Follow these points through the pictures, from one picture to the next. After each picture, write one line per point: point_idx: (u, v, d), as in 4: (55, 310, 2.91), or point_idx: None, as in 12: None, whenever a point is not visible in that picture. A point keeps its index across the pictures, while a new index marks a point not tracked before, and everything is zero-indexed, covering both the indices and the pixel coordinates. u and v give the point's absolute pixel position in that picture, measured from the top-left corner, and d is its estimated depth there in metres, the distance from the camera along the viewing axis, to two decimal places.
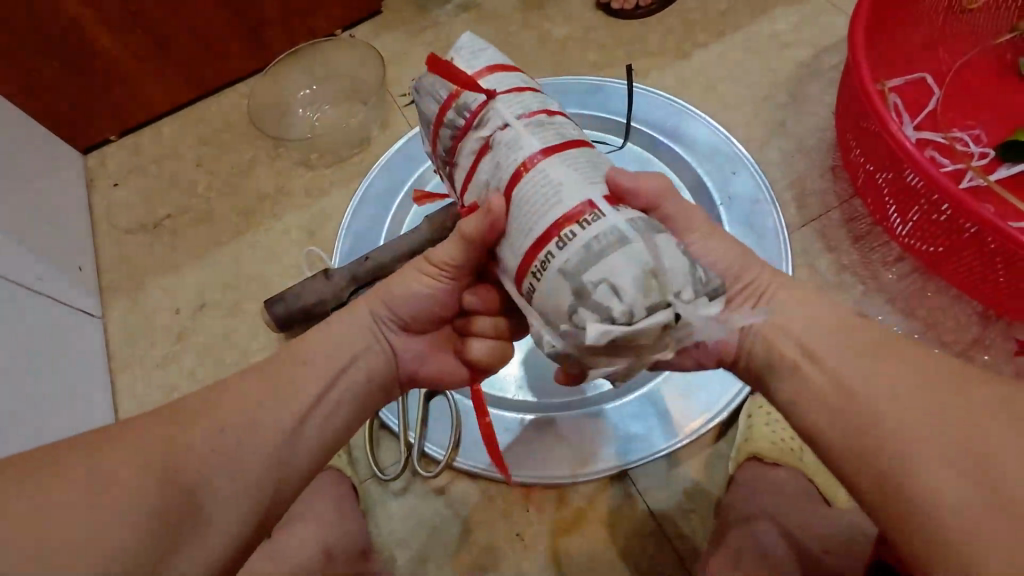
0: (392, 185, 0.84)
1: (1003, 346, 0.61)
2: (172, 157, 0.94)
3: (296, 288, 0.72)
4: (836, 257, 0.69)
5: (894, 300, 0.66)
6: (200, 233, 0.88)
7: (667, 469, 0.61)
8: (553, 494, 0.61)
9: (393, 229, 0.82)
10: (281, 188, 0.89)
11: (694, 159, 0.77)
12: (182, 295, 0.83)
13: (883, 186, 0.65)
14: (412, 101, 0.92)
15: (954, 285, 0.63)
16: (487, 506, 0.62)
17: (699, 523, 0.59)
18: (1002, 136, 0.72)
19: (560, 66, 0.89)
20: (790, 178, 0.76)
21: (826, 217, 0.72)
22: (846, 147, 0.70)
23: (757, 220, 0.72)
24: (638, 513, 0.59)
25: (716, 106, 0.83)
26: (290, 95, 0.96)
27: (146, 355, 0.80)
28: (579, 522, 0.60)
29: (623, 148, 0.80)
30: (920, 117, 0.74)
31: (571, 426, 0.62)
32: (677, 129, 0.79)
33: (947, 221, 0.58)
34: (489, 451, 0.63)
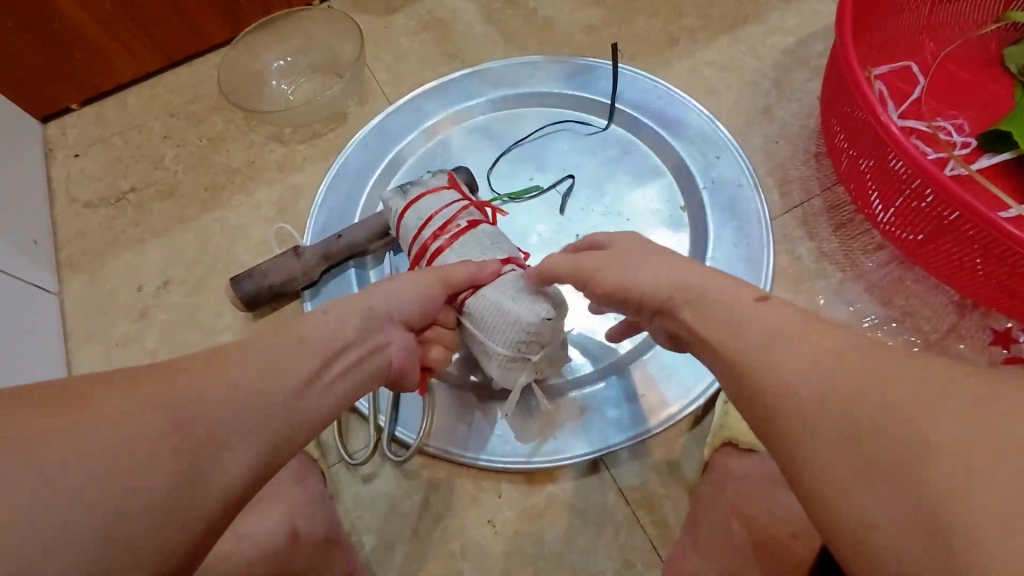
0: (368, 162, 0.81)
1: (979, 336, 0.61)
2: (138, 128, 0.89)
3: (264, 264, 0.69)
4: (818, 246, 0.69)
5: (872, 288, 0.65)
6: (165, 206, 0.84)
7: (642, 456, 0.60)
8: (526, 479, 0.60)
9: (369, 207, 0.80)
10: (252, 163, 0.85)
11: (677, 143, 0.76)
12: (144, 271, 0.80)
13: (866, 173, 0.64)
14: (390, 76, 0.89)
15: (933, 274, 0.62)
16: (459, 491, 0.60)
17: (673, 510, 0.58)
18: (984, 127, 0.72)
19: (546, 45, 0.87)
20: (774, 164, 0.75)
21: (808, 204, 0.71)
22: (830, 133, 0.69)
23: (740, 205, 0.71)
24: (612, 499, 0.58)
25: (700, 90, 0.81)
26: (264, 67, 0.92)
27: (106, 334, 0.77)
28: (551, 509, 0.59)
29: (607, 129, 0.79)
30: (904, 105, 0.74)
31: (547, 412, 0.61)
32: (663, 112, 0.78)
33: (929, 208, 0.58)
34: (462, 435, 0.61)
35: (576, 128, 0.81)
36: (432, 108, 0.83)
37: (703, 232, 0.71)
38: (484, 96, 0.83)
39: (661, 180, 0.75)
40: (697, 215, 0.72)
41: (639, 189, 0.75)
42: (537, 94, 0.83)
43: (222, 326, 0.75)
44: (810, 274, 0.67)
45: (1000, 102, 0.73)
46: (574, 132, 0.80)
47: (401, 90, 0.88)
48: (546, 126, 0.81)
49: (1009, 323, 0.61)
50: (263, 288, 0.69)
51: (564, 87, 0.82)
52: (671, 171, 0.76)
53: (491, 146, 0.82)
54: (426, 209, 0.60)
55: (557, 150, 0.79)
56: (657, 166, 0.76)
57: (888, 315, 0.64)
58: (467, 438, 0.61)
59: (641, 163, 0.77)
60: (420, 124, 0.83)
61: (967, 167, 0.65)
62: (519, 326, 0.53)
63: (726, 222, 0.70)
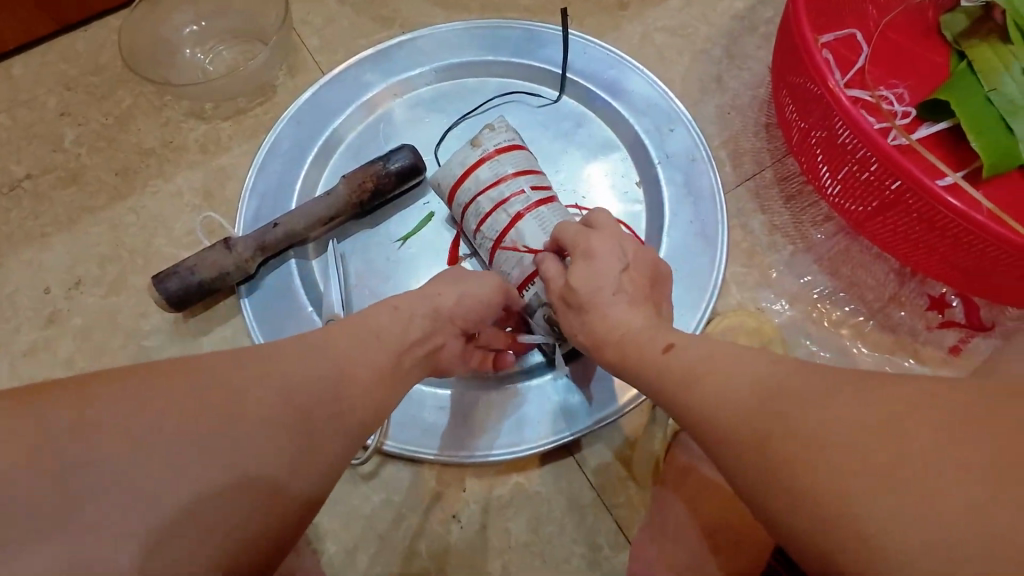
0: (302, 140, 0.74)
1: (917, 302, 0.64)
2: (29, 105, 0.78)
3: (190, 260, 0.63)
4: (769, 219, 0.69)
5: (820, 259, 0.67)
6: (68, 196, 0.74)
7: (605, 440, 0.59)
8: (489, 471, 0.59)
9: (306, 190, 0.74)
10: (170, 143, 0.76)
11: (630, 115, 0.73)
12: (50, 270, 0.71)
13: (815, 144, 0.64)
14: (322, 43, 0.81)
15: (876, 244, 0.64)
16: (420, 490, 0.58)
17: (635, 490, 0.58)
18: (922, 97, 0.73)
19: (491, 8, 0.81)
20: (726, 136, 0.74)
21: (759, 176, 0.71)
22: (781, 105, 0.68)
23: (693, 178, 0.70)
24: (575, 484, 0.58)
25: (653, 59, 0.79)
26: (174, 31, 0.82)
27: (10, 344, 0.68)
28: (516, 499, 0.58)
29: (560, 101, 0.76)
30: (850, 75, 0.74)
31: (508, 402, 0.60)
32: (616, 81, 0.75)
33: (874, 179, 0.58)
34: (424, 431, 0.59)
35: (526, 99, 0.77)
36: (372, 78, 0.77)
37: (659, 208, 0.69)
38: (428, 65, 0.77)
39: (615, 154, 0.73)
40: (652, 190, 0.71)
41: (594, 164, 0.73)
42: (483, 63, 0.78)
43: (147, 328, 0.68)
44: (762, 248, 0.68)
45: (938, 71, 0.74)
46: (524, 105, 0.76)
47: (335, 59, 0.81)
48: (494, 98, 0.77)
49: (942, 289, 0.63)
50: (191, 286, 0.63)
51: (511, 55, 0.77)
52: (625, 144, 0.74)
53: (437, 120, 0.76)
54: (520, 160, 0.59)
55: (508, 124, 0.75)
56: (611, 140, 0.74)
57: (835, 286, 0.65)
58: (429, 434, 0.59)
59: (594, 136, 0.74)
60: (358, 96, 0.76)
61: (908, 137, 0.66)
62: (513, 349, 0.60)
63: (680, 195, 0.69)
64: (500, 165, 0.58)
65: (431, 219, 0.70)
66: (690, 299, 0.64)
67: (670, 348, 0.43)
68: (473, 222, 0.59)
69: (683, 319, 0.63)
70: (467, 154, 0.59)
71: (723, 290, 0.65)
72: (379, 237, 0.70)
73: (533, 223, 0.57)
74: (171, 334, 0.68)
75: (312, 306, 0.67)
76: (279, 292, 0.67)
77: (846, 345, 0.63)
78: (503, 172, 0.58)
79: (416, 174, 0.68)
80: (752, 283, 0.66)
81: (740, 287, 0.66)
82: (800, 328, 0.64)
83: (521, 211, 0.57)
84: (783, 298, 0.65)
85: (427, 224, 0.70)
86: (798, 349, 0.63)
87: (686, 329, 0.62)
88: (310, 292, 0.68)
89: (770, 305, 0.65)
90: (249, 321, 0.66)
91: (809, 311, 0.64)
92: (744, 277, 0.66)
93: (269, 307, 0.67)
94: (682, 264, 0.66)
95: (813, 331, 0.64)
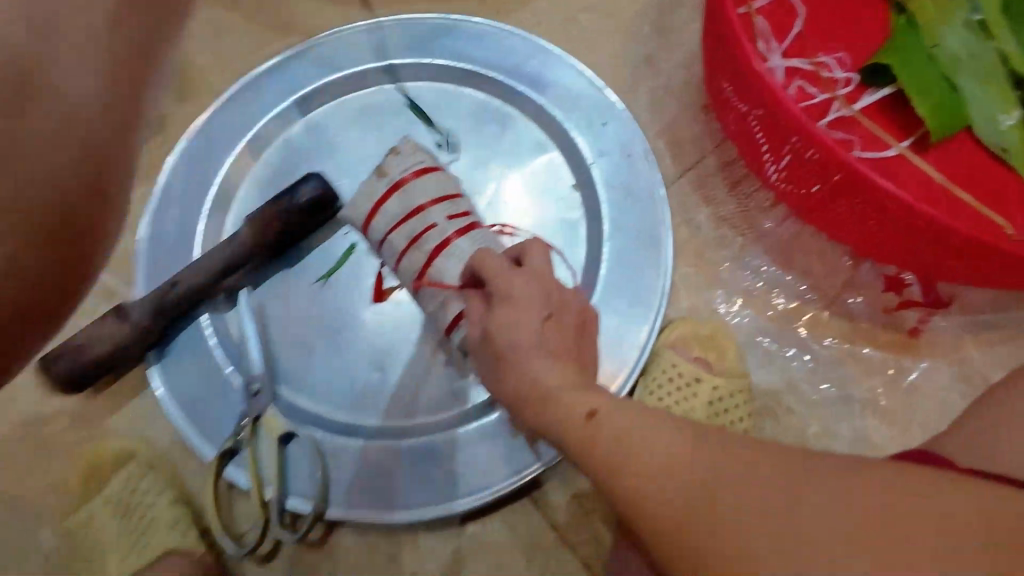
0: (199, 177, 0.67)
1: (874, 285, 0.60)
2: None
3: (81, 334, 0.56)
4: (714, 211, 0.65)
5: (772, 249, 0.63)
6: None
7: (563, 475, 0.55)
8: (439, 525, 0.54)
9: (213, 235, 0.66)
10: None
11: (558, 111, 0.67)
12: None
13: (755, 127, 0.59)
14: (212, 62, 0.72)
15: (824, 231, 0.61)
16: (371, 555, 0.54)
17: (600, 525, 0.54)
18: (864, 60, 0.68)
19: (396, 4, 0.73)
20: (663, 125, 0.69)
21: (701, 165, 0.66)
22: (718, 88, 0.63)
23: (631, 174, 0.64)
24: (534, 527, 0.54)
25: (578, 45, 0.72)
26: None
27: None
28: (473, 551, 0.54)
29: (482, 103, 0.69)
30: (787, 42, 0.69)
31: (451, 450, 0.55)
32: (539, 75, 0.69)
33: (816, 158, 0.54)
34: (366, 492, 0.54)
35: (445, 104, 0.70)
36: (269, 98, 0.69)
37: (598, 211, 0.64)
38: (331, 77, 0.69)
39: (547, 156, 0.67)
40: (589, 191, 0.65)
41: (525, 170, 0.67)
42: (393, 68, 0.70)
43: None
44: (710, 244, 0.63)
45: (880, 28, 0.69)
46: (443, 111, 0.69)
47: (229, 79, 0.72)
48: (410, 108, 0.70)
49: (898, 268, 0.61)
50: (83, 365, 0.55)
51: (423, 56, 0.70)
52: (556, 145, 0.68)
53: (351, 138, 0.69)
54: (433, 187, 0.55)
55: (427, 135, 0.69)
56: (541, 140, 0.68)
57: (790, 278, 0.62)
58: (373, 494, 0.54)
59: (523, 139, 0.68)
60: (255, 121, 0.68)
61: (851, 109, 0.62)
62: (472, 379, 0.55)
63: (618, 195, 0.64)
64: (409, 195, 0.54)
65: (354, 250, 0.63)
66: (637, 312, 0.60)
67: (594, 413, 0.39)
68: (391, 261, 0.55)
69: (631, 334, 0.59)
70: (375, 187, 0.56)
71: (672, 296, 0.61)
72: (301, 276, 0.63)
73: (447, 259, 0.52)
74: None
75: (232, 367, 0.59)
76: (191, 356, 0.60)
77: (804, 340, 0.60)
78: (413, 203, 0.54)
79: (328, 207, 0.61)
80: (701, 283, 0.62)
81: (689, 290, 0.62)
82: (753, 329, 0.61)
83: (434, 247, 0.53)
84: (734, 295, 0.61)
85: (351, 256, 0.63)
86: (753, 352, 0.60)
87: (636, 345, 0.58)
88: (228, 352, 0.60)
89: (720, 305, 0.61)
90: (161, 393, 0.58)
91: (765, 310, 0.61)
92: (693, 277, 0.62)
93: (183, 373, 0.59)
94: (625, 274, 0.61)
95: (769, 331, 0.61)
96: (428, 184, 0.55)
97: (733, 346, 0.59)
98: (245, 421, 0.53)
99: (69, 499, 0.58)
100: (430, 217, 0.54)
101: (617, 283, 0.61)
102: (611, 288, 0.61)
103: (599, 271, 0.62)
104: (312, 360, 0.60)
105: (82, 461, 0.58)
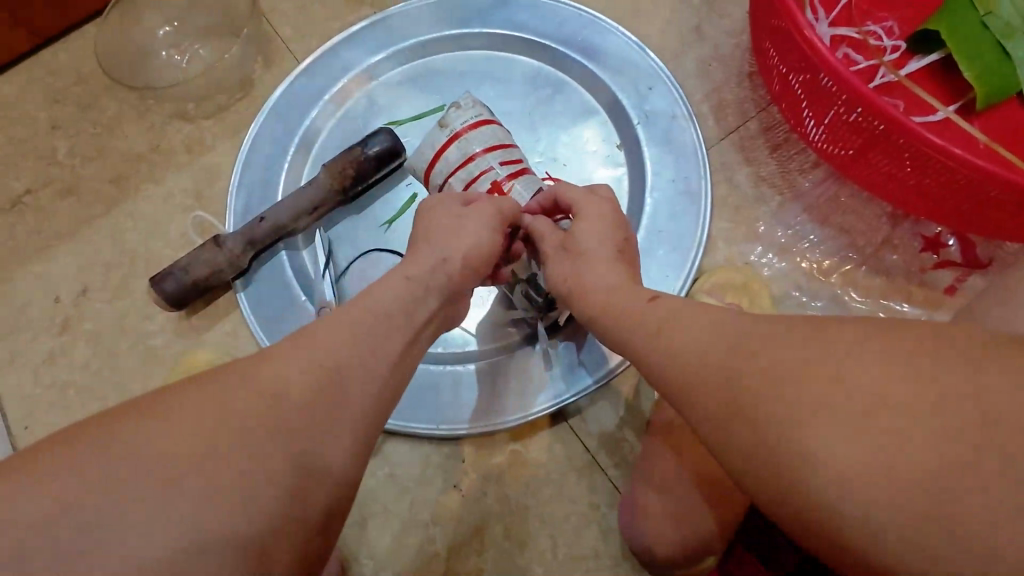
0: (282, 132, 0.75)
1: (911, 245, 0.63)
2: (20, 122, 0.79)
3: (184, 259, 0.65)
4: (755, 171, 0.68)
5: (809, 208, 0.66)
6: (66, 207, 0.77)
7: (597, 405, 0.61)
8: (486, 441, 0.61)
9: (292, 183, 0.75)
10: (158, 147, 0.78)
11: (607, 77, 0.72)
12: (59, 281, 0.74)
13: (798, 89, 0.61)
14: (295, 31, 0.81)
15: (866, 189, 0.63)
16: (421, 464, 0.60)
17: (630, 450, 0.60)
18: (914, 28, 0.69)
19: None
20: (708, 90, 0.72)
21: (743, 128, 0.69)
22: (763, 51, 0.65)
23: (674, 135, 0.68)
24: (571, 448, 0.60)
25: (629, 13, 0.75)
26: (149, 36, 0.83)
27: (29, 352, 0.72)
28: (515, 466, 0.60)
29: (535, 68, 0.75)
30: (836, 12, 0.71)
31: (505, 372, 0.62)
32: (591, 43, 0.73)
33: (858, 121, 0.56)
34: (421, 408, 0.61)
35: (501, 70, 0.75)
36: (344, 62, 0.76)
37: (642, 168, 0.69)
38: (399, 44, 0.76)
39: (595, 118, 0.72)
40: (634, 150, 0.70)
41: (574, 130, 0.72)
42: (455, 36, 0.76)
43: (154, 328, 0.71)
44: (748, 202, 0.67)
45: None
46: (499, 76, 0.75)
47: (309, 46, 0.80)
48: (469, 73, 0.76)
49: (936, 228, 0.63)
50: (186, 285, 0.65)
51: (483, 25, 0.76)
52: (604, 108, 0.72)
53: (415, 99, 0.76)
54: (489, 136, 0.60)
55: (484, 97, 0.74)
56: (590, 103, 0.73)
57: (824, 234, 0.65)
58: (428, 410, 0.61)
59: (574, 103, 0.73)
60: (331, 83, 0.76)
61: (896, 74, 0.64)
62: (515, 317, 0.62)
63: (661, 154, 0.68)
64: (467, 144, 0.59)
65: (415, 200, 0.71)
66: (675, 260, 0.64)
67: (656, 296, 0.46)
68: None
69: (670, 279, 0.64)
70: (436, 137, 0.61)
71: (709, 248, 0.65)
72: (366, 221, 0.71)
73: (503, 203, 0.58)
74: (175, 333, 0.71)
75: (304, 295, 0.69)
76: (272, 284, 0.69)
77: (838, 292, 0.63)
78: (470, 151, 0.59)
79: (394, 158, 0.67)
80: (740, 237, 0.65)
81: (727, 243, 0.65)
82: (789, 281, 0.64)
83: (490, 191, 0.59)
84: (771, 250, 0.65)
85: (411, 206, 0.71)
86: (788, 302, 0.63)
87: (673, 289, 0.63)
88: (302, 283, 0.70)
89: (757, 258, 0.65)
90: (247, 314, 0.68)
91: (798, 261, 0.64)
92: (732, 232, 0.66)
93: (264, 298, 0.69)
94: (666, 226, 0.66)
95: (804, 284, 0.64)
96: (484, 135, 0.60)
97: (767, 291, 0.62)
98: None
99: None
100: (487, 164, 0.59)
101: (658, 233, 0.66)
102: (652, 237, 0.66)
103: (641, 222, 0.66)
104: None
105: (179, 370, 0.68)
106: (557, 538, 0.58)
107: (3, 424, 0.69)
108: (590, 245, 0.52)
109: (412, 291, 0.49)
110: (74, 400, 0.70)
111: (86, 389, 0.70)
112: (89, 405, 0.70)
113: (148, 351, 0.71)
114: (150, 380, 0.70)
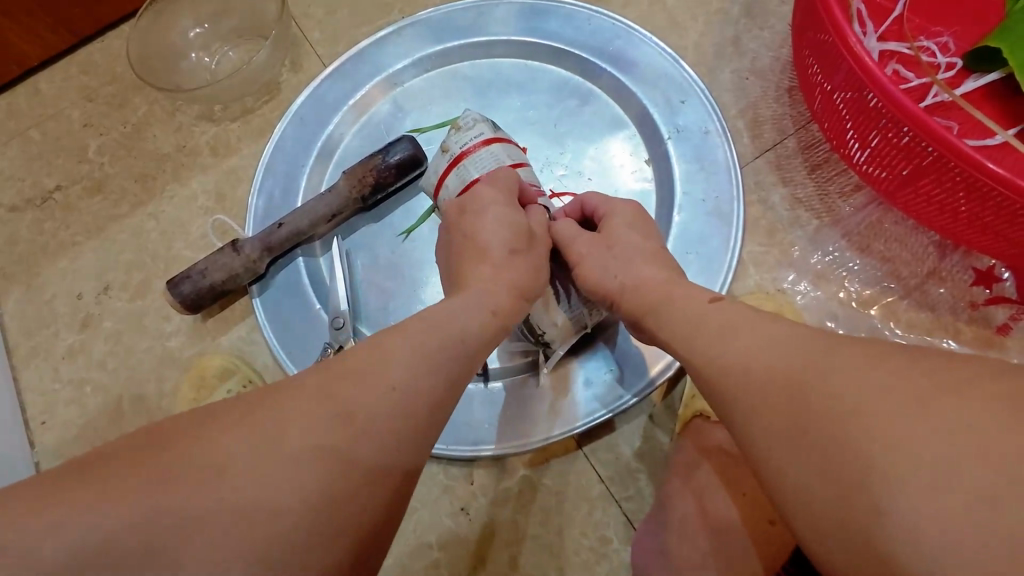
0: (305, 137, 0.75)
1: (961, 278, 0.59)
2: (56, 119, 0.81)
3: (200, 263, 0.65)
4: (791, 193, 0.64)
5: (849, 235, 0.62)
6: (94, 205, 0.78)
7: (613, 433, 0.58)
8: (496, 463, 0.59)
9: (312, 189, 0.74)
10: (184, 147, 0.78)
11: (638, 90, 0.69)
12: (82, 277, 0.75)
13: (842, 107, 0.57)
14: (324, 36, 0.80)
15: (912, 217, 0.59)
16: (428, 484, 0.59)
17: (646, 484, 0.57)
18: (972, 45, 0.65)
19: None
20: (744, 105, 0.68)
21: (781, 146, 0.66)
22: (803, 64, 0.61)
23: (706, 152, 0.65)
24: (584, 476, 0.57)
25: (664, 24, 0.72)
26: (178, 34, 0.82)
27: (51, 347, 0.73)
28: (524, 492, 0.58)
29: (563, 79, 0.72)
30: (885, 25, 0.66)
31: (526, 389, 0.60)
32: (621, 53, 0.71)
33: (909, 142, 0.52)
34: None
35: (529, 79, 0.73)
36: (369, 68, 0.75)
37: (670, 185, 0.66)
38: (426, 51, 0.75)
39: (624, 131, 0.70)
40: (663, 167, 0.67)
41: (601, 143, 0.69)
42: (483, 44, 0.75)
43: (172, 329, 0.71)
44: (784, 225, 0.63)
45: (995, 11, 0.65)
46: (526, 85, 0.73)
47: (336, 52, 0.79)
48: (496, 82, 0.74)
49: (990, 260, 0.58)
50: (201, 289, 0.65)
51: (512, 33, 0.74)
52: (633, 121, 0.70)
53: (440, 107, 0.75)
54: (485, 163, 0.58)
55: (510, 107, 0.73)
56: (619, 117, 0.70)
57: (864, 263, 0.61)
58: None
59: (602, 114, 0.71)
60: (355, 88, 0.75)
61: (950, 94, 0.59)
62: (527, 350, 0.60)
63: (691, 170, 0.65)
64: (466, 169, 0.58)
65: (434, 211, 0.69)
66: (702, 282, 0.61)
67: (719, 300, 0.46)
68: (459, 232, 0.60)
69: None
70: (439, 162, 0.60)
71: (740, 272, 0.62)
72: (385, 230, 0.70)
73: None
74: (190, 335, 0.71)
75: (320, 304, 0.68)
76: (288, 291, 0.69)
77: (878, 326, 0.59)
78: (470, 177, 0.58)
79: (415, 166, 0.66)
80: (772, 262, 0.62)
81: (758, 268, 0.62)
82: (824, 312, 0.61)
83: None
84: (806, 278, 0.61)
85: (431, 216, 0.70)
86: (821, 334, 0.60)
87: None
88: (318, 291, 0.69)
89: (790, 285, 0.61)
90: (261, 320, 0.68)
91: (835, 291, 0.61)
92: (764, 256, 0.62)
93: (278, 305, 0.68)
94: (694, 246, 0.63)
95: (839, 314, 0.60)
96: (472, 159, 0.58)
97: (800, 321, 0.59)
98: (331, 349, 0.63)
99: (181, 403, 0.68)
100: None
101: (685, 253, 0.63)
102: (679, 257, 0.63)
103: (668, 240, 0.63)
104: (390, 301, 0.69)
105: (193, 372, 0.68)
106: (566, 572, 0.55)
107: (22, 417, 0.71)
108: (625, 235, 0.54)
109: (442, 310, 0.47)
110: (89, 397, 0.71)
111: (102, 386, 0.71)
112: (102, 403, 0.70)
113: (164, 352, 0.71)
114: (165, 381, 0.70)
